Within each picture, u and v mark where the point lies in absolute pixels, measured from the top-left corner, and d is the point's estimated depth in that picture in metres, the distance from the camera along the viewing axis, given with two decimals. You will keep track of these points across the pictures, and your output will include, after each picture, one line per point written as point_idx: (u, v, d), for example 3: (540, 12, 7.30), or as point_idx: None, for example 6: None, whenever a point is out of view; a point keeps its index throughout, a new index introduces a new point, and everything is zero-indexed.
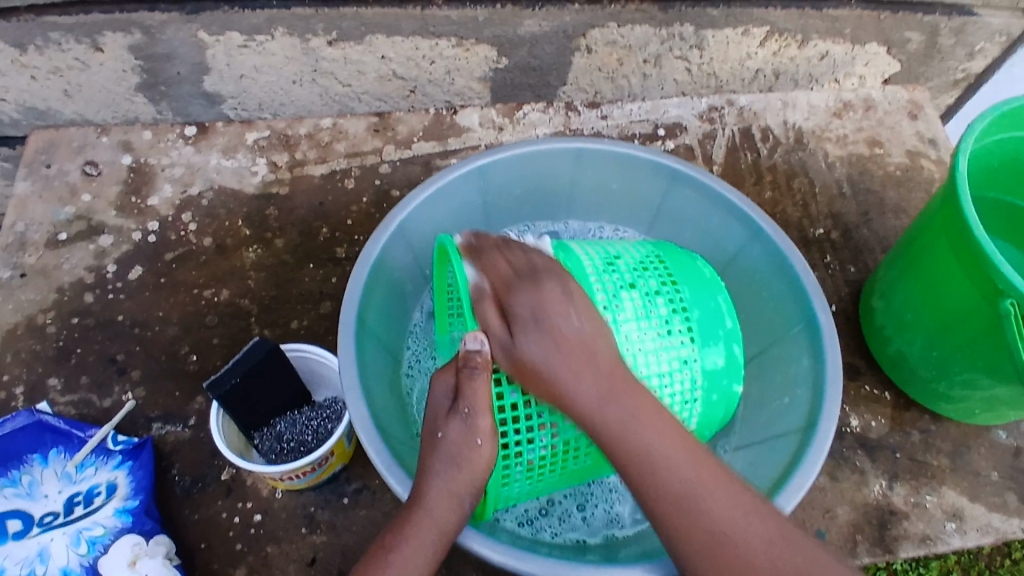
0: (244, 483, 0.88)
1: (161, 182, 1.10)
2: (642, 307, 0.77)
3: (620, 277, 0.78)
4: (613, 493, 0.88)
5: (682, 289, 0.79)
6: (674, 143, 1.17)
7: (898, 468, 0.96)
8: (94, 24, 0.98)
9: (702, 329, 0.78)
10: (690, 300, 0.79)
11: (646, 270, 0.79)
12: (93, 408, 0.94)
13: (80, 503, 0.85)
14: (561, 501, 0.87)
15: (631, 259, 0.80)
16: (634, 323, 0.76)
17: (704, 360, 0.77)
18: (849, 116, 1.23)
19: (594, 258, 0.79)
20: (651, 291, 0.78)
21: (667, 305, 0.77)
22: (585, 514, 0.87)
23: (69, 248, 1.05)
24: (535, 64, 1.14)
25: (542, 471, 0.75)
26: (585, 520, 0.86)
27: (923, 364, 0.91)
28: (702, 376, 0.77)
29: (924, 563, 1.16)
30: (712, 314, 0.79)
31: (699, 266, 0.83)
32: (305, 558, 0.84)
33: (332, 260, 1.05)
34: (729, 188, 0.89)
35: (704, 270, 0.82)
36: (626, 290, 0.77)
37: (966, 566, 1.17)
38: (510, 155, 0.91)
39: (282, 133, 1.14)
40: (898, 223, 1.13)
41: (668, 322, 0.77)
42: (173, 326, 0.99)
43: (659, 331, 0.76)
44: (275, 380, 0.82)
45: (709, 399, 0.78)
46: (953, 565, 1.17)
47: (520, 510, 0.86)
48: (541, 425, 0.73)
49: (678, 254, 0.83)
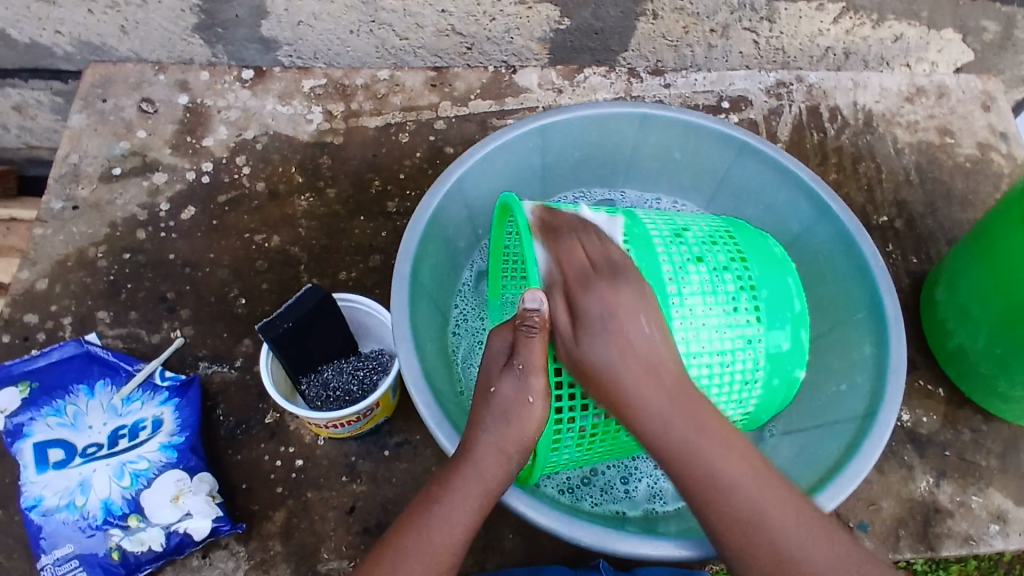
0: (288, 428, 0.88)
1: (216, 124, 1.09)
2: (709, 282, 0.75)
3: (687, 249, 0.76)
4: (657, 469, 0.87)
5: (751, 267, 0.77)
6: (738, 117, 1.14)
7: (946, 465, 0.94)
8: None
9: (769, 310, 0.75)
10: (759, 278, 0.76)
11: (715, 244, 0.78)
12: (141, 342, 0.95)
13: (125, 436, 0.85)
14: (605, 472, 0.87)
15: (699, 232, 0.79)
16: (700, 297, 0.74)
17: (769, 339, 0.75)
18: (921, 101, 1.17)
19: (661, 229, 0.78)
20: (720, 266, 0.76)
21: (735, 282, 0.75)
22: (628, 487, 0.86)
23: (122, 184, 1.05)
24: (598, 26, 1.11)
25: (593, 439, 0.75)
26: (627, 494, 0.86)
27: (984, 360, 0.88)
28: (764, 358, 0.75)
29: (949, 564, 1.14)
30: (782, 295, 0.77)
31: (770, 245, 0.80)
32: (345, 506, 0.84)
33: (383, 213, 1.04)
34: (799, 164, 0.86)
35: (775, 250, 0.80)
36: (693, 263, 0.75)
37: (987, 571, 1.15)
38: (573, 117, 0.89)
39: (338, 82, 1.12)
40: (965, 215, 1.09)
41: (735, 300, 0.75)
42: (223, 269, 0.99)
43: (727, 309, 0.74)
44: (326, 327, 0.82)
45: (770, 383, 0.76)
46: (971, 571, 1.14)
47: (563, 477, 0.86)
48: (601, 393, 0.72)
49: (749, 231, 0.81)
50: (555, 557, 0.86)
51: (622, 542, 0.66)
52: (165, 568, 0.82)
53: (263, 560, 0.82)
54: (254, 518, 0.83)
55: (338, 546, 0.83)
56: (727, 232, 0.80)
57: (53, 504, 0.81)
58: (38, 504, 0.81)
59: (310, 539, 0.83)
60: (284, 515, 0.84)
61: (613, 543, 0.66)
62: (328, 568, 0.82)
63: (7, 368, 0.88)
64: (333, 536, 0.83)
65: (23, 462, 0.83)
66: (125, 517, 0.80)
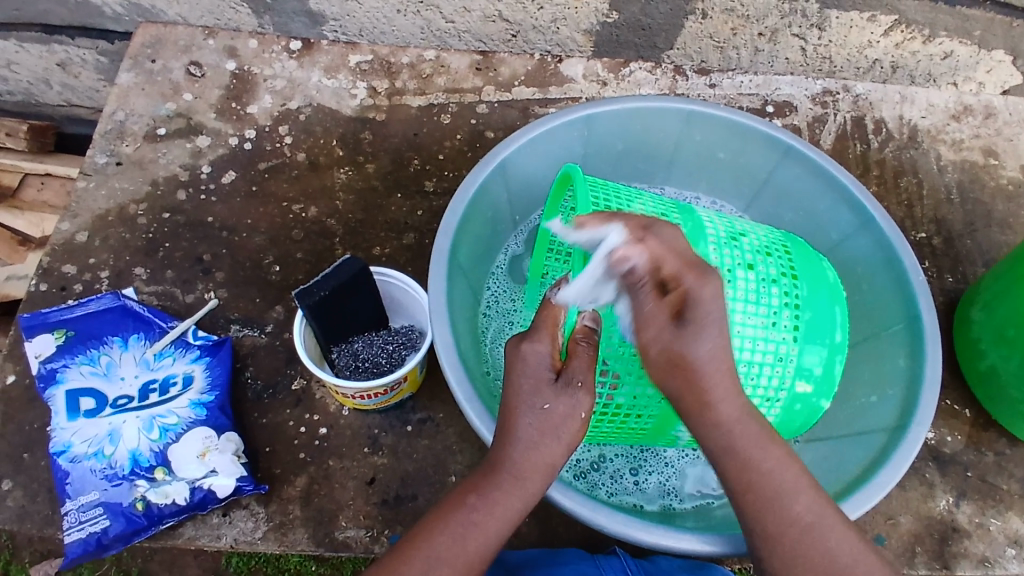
0: (314, 395, 0.89)
1: (261, 93, 1.10)
2: (754, 291, 0.74)
3: (740, 254, 0.75)
4: (668, 468, 0.86)
5: (801, 286, 0.76)
6: (781, 122, 1.13)
7: (967, 486, 0.93)
8: None
9: (808, 331, 0.75)
10: (806, 299, 0.75)
11: (769, 256, 0.77)
12: (175, 301, 0.96)
13: (156, 390, 0.87)
14: (614, 461, 0.86)
15: (755, 240, 0.78)
16: (743, 305, 0.73)
17: (801, 362, 0.74)
18: (967, 119, 1.15)
19: (717, 229, 0.77)
20: (768, 280, 0.75)
21: (779, 297, 0.74)
22: (638, 479, 0.86)
23: (166, 144, 1.06)
24: (646, 22, 1.10)
25: (612, 422, 0.75)
26: (637, 486, 0.85)
27: (1015, 382, 0.87)
28: (792, 378, 0.74)
29: None
30: (825, 323, 0.76)
31: (823, 268, 0.79)
32: (365, 476, 0.85)
33: (420, 192, 1.04)
34: (845, 172, 0.86)
35: (828, 275, 0.79)
36: (743, 271, 0.74)
37: None
38: (621, 108, 0.89)
39: (384, 59, 1.13)
40: (1004, 238, 1.08)
41: (776, 316, 0.74)
42: (260, 235, 1.00)
43: (766, 322, 0.73)
44: (360, 298, 0.82)
45: (791, 406, 0.76)
46: None
47: (578, 461, 0.86)
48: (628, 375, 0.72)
49: (805, 252, 0.80)
50: (569, 544, 0.86)
51: (644, 533, 0.67)
52: (186, 523, 0.83)
53: (282, 523, 0.83)
54: (275, 481, 0.84)
55: (357, 515, 0.83)
56: (783, 245, 0.79)
57: (82, 451, 0.82)
58: (67, 450, 0.82)
59: (329, 506, 0.84)
60: (305, 480, 0.85)
61: (635, 532, 0.67)
62: (345, 536, 0.83)
63: (44, 315, 0.90)
64: (351, 505, 0.84)
65: (55, 407, 0.85)
66: (151, 469, 0.81)
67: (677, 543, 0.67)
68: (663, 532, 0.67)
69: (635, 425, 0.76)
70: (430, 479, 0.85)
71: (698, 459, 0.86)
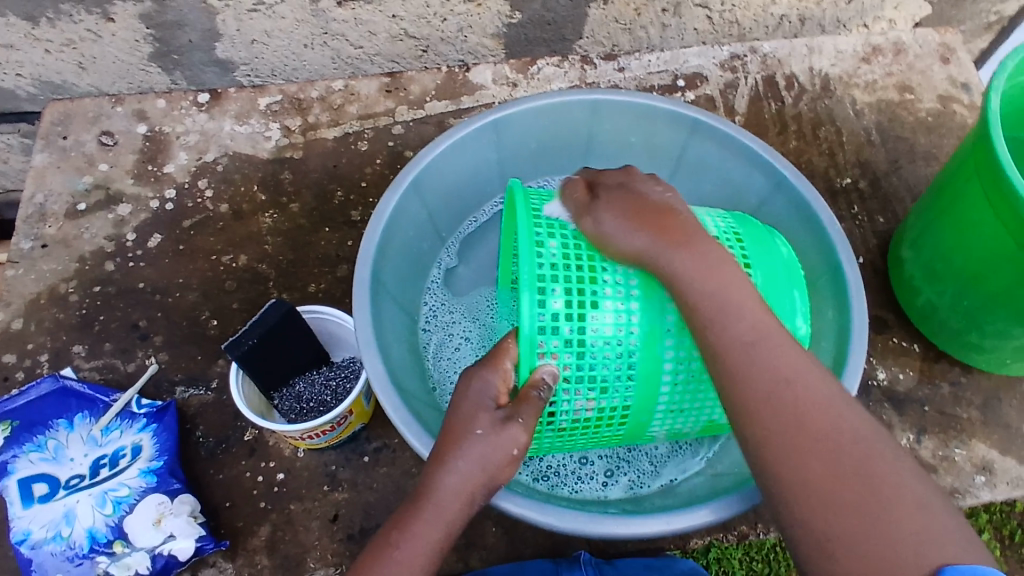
0: (266, 443, 0.89)
1: (176, 150, 1.10)
2: None
3: None
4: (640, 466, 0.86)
5: (755, 273, 0.73)
6: (694, 95, 1.14)
7: (927, 421, 0.94)
8: None
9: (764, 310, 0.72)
10: (760, 285, 0.73)
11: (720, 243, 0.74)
12: (117, 372, 0.96)
13: (106, 465, 0.86)
14: (592, 462, 0.86)
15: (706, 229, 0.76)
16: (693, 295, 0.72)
17: None
18: (877, 60, 1.16)
19: None
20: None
21: None
22: (605, 480, 0.85)
23: (88, 218, 1.06)
24: (549, 17, 1.09)
25: (580, 428, 0.74)
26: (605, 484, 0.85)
27: (953, 315, 0.88)
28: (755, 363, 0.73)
29: None
30: (784, 302, 0.73)
31: (778, 245, 0.76)
32: (327, 514, 0.85)
33: (347, 222, 1.04)
34: (752, 136, 0.86)
35: (783, 250, 0.76)
36: None
37: (998, 525, 1.11)
38: (524, 108, 0.89)
39: (293, 97, 1.13)
40: (929, 170, 1.09)
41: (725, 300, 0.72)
42: (193, 292, 1.00)
43: None
44: (291, 341, 0.82)
45: None
46: (984, 524, 1.10)
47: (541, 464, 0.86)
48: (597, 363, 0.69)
49: (763, 231, 0.78)
50: (537, 546, 0.87)
51: (596, 524, 0.67)
52: None
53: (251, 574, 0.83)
54: (238, 535, 0.84)
55: (323, 554, 0.84)
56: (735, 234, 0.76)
57: (41, 536, 0.82)
58: (26, 538, 0.82)
59: (295, 550, 0.84)
60: (268, 529, 0.85)
61: (586, 525, 0.67)
62: None
63: None
64: (318, 545, 0.84)
65: (8, 498, 0.84)
66: (109, 544, 0.82)
67: (648, 529, 0.67)
68: (639, 522, 0.67)
69: (597, 428, 0.75)
70: (392, 506, 0.85)
71: (669, 461, 0.87)
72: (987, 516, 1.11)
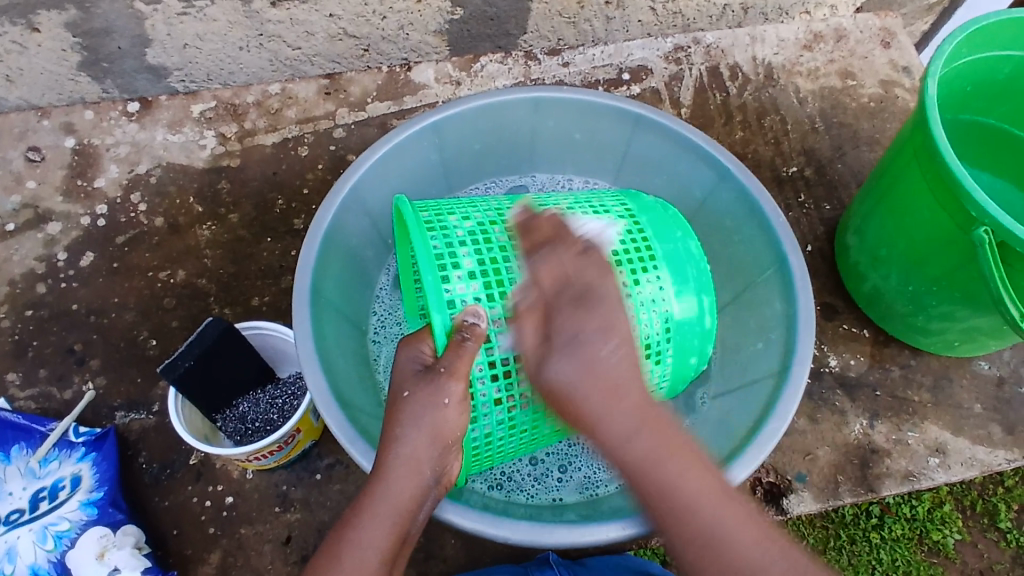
0: (213, 466, 0.86)
1: (107, 163, 1.05)
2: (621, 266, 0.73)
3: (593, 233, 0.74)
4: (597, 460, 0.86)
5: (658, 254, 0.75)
6: (640, 88, 1.13)
7: (879, 406, 0.95)
8: (26, 4, 0.90)
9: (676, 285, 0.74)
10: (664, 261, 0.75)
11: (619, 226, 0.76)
12: (53, 400, 0.92)
13: (45, 498, 0.82)
14: (544, 460, 0.86)
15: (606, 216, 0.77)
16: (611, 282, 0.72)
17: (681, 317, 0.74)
18: (819, 47, 1.17)
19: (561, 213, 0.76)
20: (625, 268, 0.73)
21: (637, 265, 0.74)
22: (563, 477, 0.85)
23: (16, 238, 1.01)
24: (492, 12, 1.06)
25: (515, 432, 0.72)
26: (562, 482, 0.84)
27: (900, 298, 0.89)
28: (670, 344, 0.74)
29: (920, 495, 1.11)
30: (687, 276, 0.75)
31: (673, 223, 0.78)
32: (280, 537, 0.84)
33: (290, 232, 1.01)
34: (695, 130, 0.86)
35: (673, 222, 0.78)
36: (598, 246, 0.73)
37: (958, 496, 1.13)
38: (464, 109, 0.87)
39: (228, 103, 1.09)
40: (873, 155, 1.10)
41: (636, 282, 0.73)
42: (131, 312, 0.96)
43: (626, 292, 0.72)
44: (232, 359, 0.79)
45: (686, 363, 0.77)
46: (946, 496, 1.12)
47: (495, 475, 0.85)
48: (519, 359, 0.68)
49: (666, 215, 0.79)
50: (497, 554, 0.87)
51: (549, 534, 0.64)
52: None
53: None
54: (188, 563, 0.83)
55: None
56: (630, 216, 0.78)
57: None
58: None
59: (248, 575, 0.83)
60: (219, 555, 0.83)
61: (538, 536, 0.64)
62: None
63: None
64: (271, 568, 0.83)
65: None
66: None
67: (605, 535, 0.65)
68: (601, 529, 0.65)
69: (527, 427, 0.72)
70: None
71: None
72: (948, 488, 1.12)
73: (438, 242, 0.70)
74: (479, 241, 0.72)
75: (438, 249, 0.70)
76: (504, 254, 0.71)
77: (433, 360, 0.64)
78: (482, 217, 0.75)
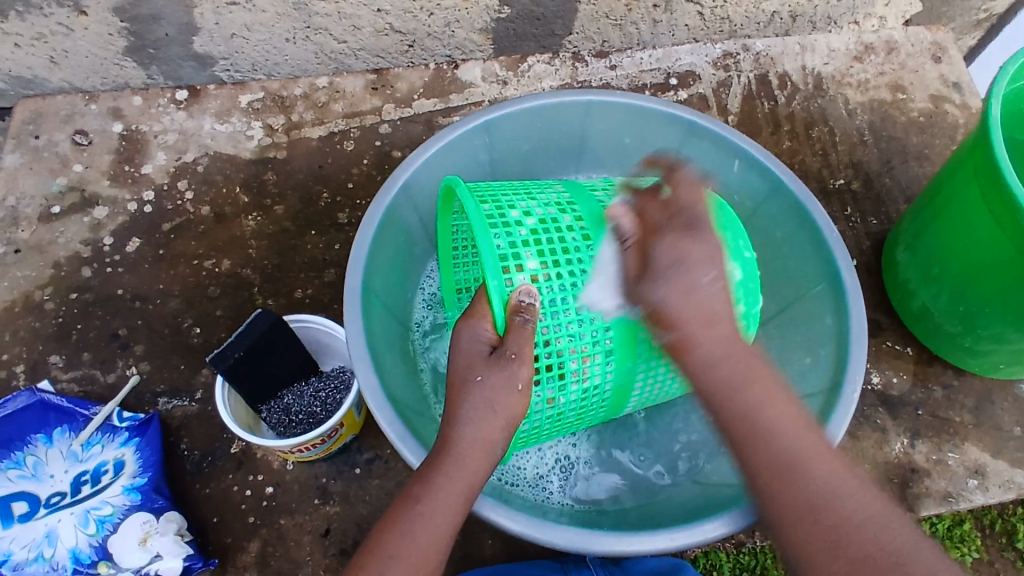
0: (254, 456, 0.87)
1: (153, 150, 1.06)
2: None
3: None
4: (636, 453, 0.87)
5: None
6: (687, 93, 1.12)
7: (921, 425, 0.94)
8: None
9: None
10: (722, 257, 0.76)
11: None
12: (97, 384, 0.93)
13: (88, 482, 0.83)
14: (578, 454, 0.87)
15: None
16: None
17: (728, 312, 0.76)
18: (870, 58, 1.15)
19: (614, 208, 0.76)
20: None
21: None
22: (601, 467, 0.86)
23: (63, 221, 1.02)
24: (539, 12, 1.05)
25: (557, 423, 0.74)
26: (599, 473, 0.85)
27: (949, 318, 0.88)
28: None
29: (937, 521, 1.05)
30: None
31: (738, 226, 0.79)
32: (318, 528, 0.84)
33: (334, 225, 1.02)
34: (746, 139, 0.85)
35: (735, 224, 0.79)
36: None
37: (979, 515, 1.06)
38: (515, 110, 0.86)
39: (275, 94, 1.09)
40: (922, 170, 1.08)
41: None
42: (175, 299, 0.97)
43: None
44: (278, 352, 0.79)
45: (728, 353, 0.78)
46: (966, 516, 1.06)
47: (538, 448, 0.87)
48: (573, 362, 0.69)
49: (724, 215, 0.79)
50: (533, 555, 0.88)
51: (598, 541, 0.64)
52: None
53: None
54: (227, 551, 0.84)
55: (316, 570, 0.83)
56: None
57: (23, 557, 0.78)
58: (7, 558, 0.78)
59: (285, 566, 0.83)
60: (257, 545, 0.84)
61: (590, 544, 0.64)
62: None
63: None
64: (310, 561, 0.83)
65: None
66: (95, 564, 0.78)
67: (655, 544, 0.65)
68: (652, 542, 0.65)
69: (569, 416, 0.73)
70: None
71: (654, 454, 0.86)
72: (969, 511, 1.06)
73: (502, 242, 0.69)
74: (541, 239, 0.71)
75: (502, 248, 0.69)
76: (566, 256, 0.71)
77: (497, 338, 0.65)
78: (543, 212, 0.74)
